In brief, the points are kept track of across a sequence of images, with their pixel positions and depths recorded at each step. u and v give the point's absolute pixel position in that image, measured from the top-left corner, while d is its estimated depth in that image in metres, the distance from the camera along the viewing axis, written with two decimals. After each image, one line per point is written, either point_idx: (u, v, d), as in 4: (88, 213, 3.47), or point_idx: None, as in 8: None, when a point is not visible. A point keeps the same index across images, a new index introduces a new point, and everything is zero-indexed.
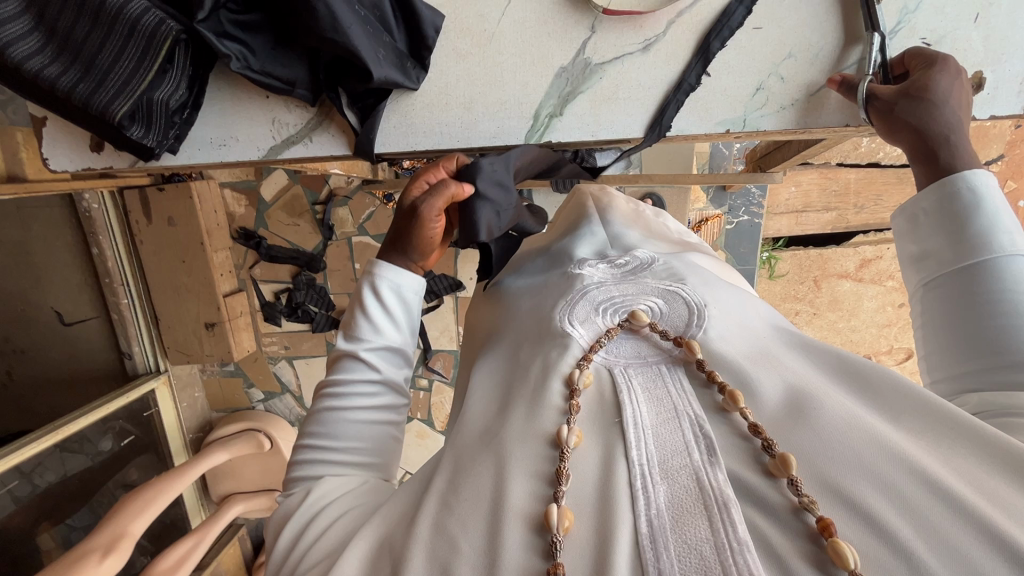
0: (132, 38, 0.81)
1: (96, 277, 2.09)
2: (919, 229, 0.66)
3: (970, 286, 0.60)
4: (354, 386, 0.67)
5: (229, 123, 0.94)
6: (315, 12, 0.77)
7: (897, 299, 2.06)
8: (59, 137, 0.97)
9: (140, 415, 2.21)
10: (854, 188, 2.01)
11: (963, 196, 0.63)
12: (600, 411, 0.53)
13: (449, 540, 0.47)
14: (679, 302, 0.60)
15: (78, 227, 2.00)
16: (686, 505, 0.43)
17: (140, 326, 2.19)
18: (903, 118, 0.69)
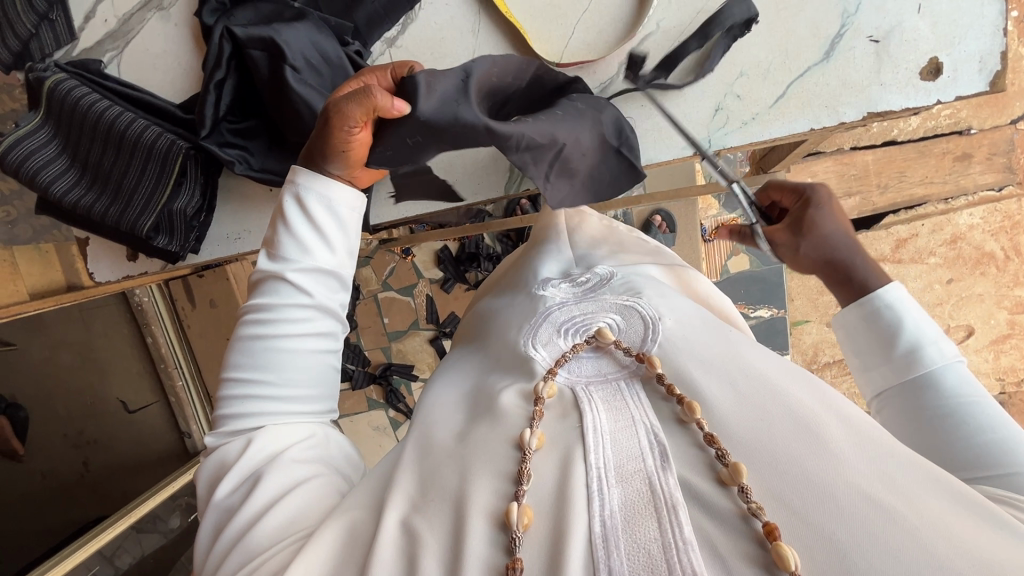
0: (149, 161, 0.92)
1: (152, 364, 2.28)
2: (856, 343, 0.67)
3: (917, 401, 0.61)
4: (282, 311, 0.66)
5: (244, 218, 1.05)
6: (299, 113, 0.87)
7: (943, 275, 1.94)
8: (101, 252, 1.10)
9: None
10: (874, 168, 1.90)
11: (884, 314, 0.65)
12: (562, 417, 0.57)
13: (416, 533, 0.51)
14: (636, 317, 0.65)
15: (133, 320, 2.20)
16: (638, 507, 0.48)
17: (195, 406, 2.34)
18: (809, 254, 0.73)
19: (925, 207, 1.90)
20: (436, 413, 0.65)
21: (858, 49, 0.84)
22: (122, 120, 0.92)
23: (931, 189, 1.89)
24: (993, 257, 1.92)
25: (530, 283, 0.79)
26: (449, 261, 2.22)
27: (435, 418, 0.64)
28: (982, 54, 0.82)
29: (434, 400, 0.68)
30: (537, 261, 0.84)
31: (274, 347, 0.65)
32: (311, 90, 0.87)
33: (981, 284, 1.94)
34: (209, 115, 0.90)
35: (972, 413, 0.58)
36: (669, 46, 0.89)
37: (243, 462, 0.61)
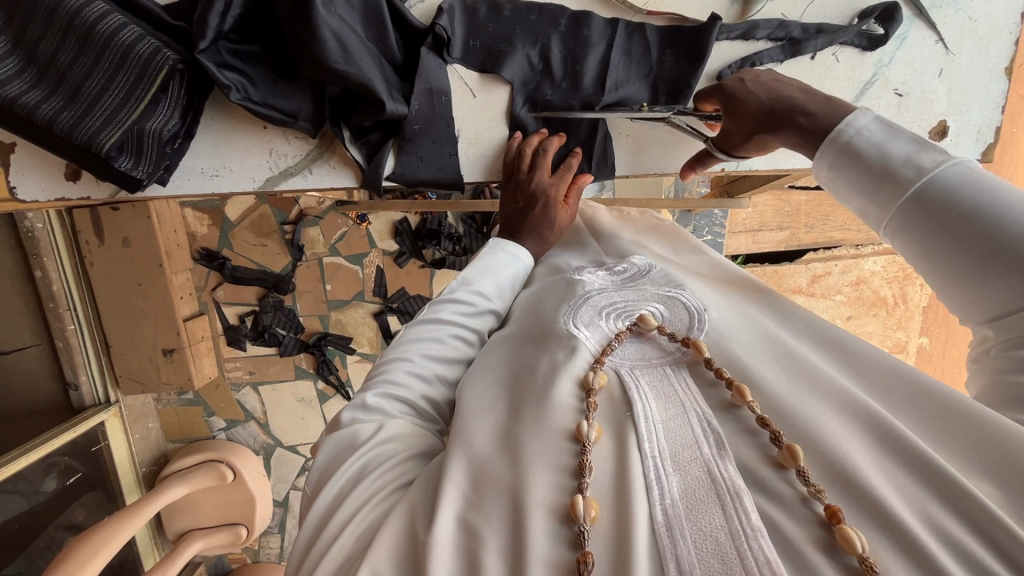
0: (123, 67, 0.77)
1: (40, 302, 1.96)
2: (843, 188, 0.63)
3: (926, 218, 0.57)
4: (457, 329, 0.71)
5: (224, 152, 0.91)
6: (320, 39, 0.75)
7: (845, 312, 2.16)
8: (27, 162, 0.90)
9: (88, 451, 2.08)
10: (804, 210, 2.08)
11: (857, 143, 0.61)
12: (612, 407, 0.57)
13: (471, 531, 0.49)
14: (679, 306, 0.65)
15: (20, 249, 1.87)
16: (699, 495, 0.48)
17: (87, 354, 2.06)
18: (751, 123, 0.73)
19: (842, 249, 2.12)
20: (474, 398, 0.62)
21: (884, 99, 0.90)
22: (92, 9, 0.76)
23: (847, 235, 2.10)
24: (885, 301, 2.17)
25: (561, 270, 0.78)
26: (407, 234, 2.11)
27: (476, 406, 0.61)
28: (981, 126, 0.90)
29: (473, 383, 0.65)
30: (561, 256, 0.83)
31: (439, 351, 0.69)
32: (338, 21, 0.76)
33: (871, 323, 2.17)
34: (212, 26, 0.76)
35: (994, 207, 0.53)
36: (748, 47, 0.88)
37: (371, 445, 0.59)
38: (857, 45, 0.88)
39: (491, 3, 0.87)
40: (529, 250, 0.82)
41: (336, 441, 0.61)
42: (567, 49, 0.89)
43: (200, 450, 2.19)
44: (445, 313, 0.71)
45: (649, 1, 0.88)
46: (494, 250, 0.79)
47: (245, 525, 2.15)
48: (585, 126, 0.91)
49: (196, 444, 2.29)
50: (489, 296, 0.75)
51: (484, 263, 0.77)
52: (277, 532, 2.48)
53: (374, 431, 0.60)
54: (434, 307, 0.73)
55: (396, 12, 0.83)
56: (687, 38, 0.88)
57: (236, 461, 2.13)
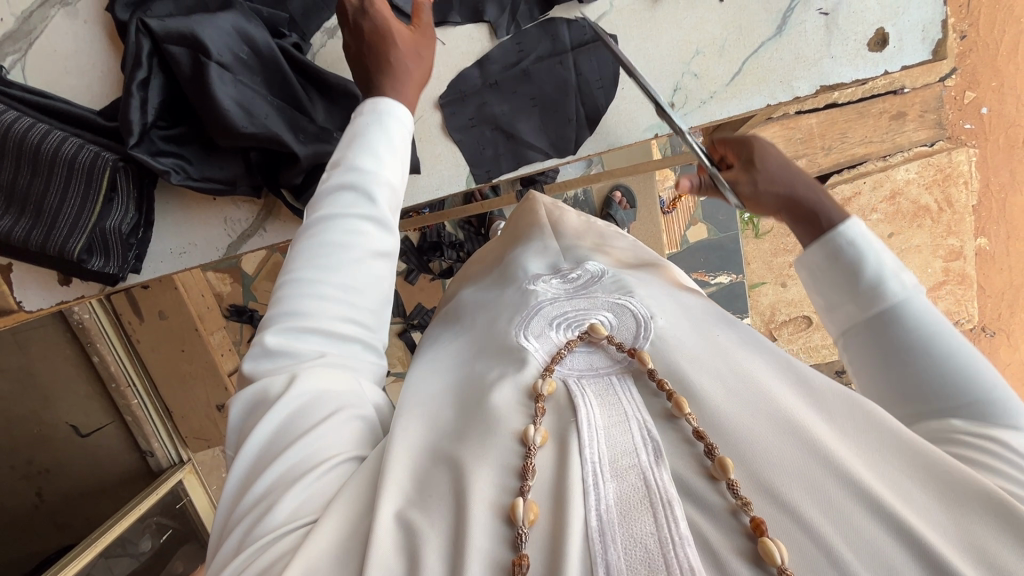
0: (72, 177, 0.84)
1: (102, 384, 2.16)
2: (819, 283, 0.60)
3: (892, 337, 0.54)
4: (337, 221, 0.64)
5: (186, 230, 0.97)
6: (222, 109, 0.79)
7: (884, 231, 1.92)
8: (26, 277, 0.99)
9: (173, 508, 2.26)
10: (818, 132, 1.87)
11: (846, 251, 0.58)
12: (559, 411, 0.56)
13: (410, 530, 0.48)
14: (627, 315, 0.64)
15: (75, 340, 2.06)
16: (633, 503, 0.46)
17: (154, 423, 2.25)
18: (769, 191, 0.67)
19: (864, 166, 1.88)
20: (423, 403, 0.62)
21: (809, 22, 0.85)
22: (35, 133, 0.83)
23: (870, 148, 1.87)
24: (928, 210, 1.90)
25: (518, 277, 0.78)
26: (411, 251, 2.13)
27: (418, 409, 0.60)
28: (924, 24, 0.83)
29: (420, 389, 0.64)
30: (523, 255, 0.83)
31: (324, 256, 0.62)
32: (236, 91, 0.80)
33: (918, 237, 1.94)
34: (137, 121, 0.81)
35: (949, 348, 0.52)
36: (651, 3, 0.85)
37: (285, 403, 0.55)
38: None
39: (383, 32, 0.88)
40: (396, 102, 0.71)
41: (249, 402, 0.58)
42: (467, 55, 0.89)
43: None
44: (326, 211, 0.65)
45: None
46: (363, 118, 0.70)
47: None
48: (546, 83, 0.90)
49: None
50: (368, 168, 0.66)
51: (352, 135, 0.68)
52: None
53: (286, 385, 0.56)
54: (317, 211, 0.66)
55: (298, 65, 0.86)
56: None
57: None
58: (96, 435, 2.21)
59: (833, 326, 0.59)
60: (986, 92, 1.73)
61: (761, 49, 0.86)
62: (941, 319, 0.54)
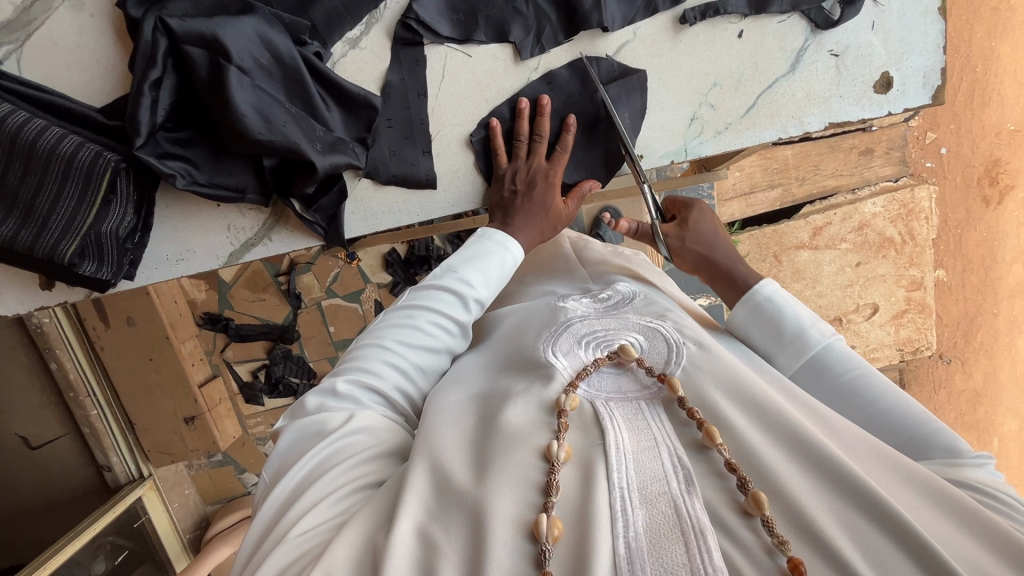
0: (69, 176, 0.79)
1: (59, 394, 2.03)
2: (751, 336, 0.73)
3: (828, 375, 0.67)
4: (432, 312, 0.74)
5: (186, 236, 0.93)
6: (240, 115, 0.77)
7: (854, 259, 1.97)
8: (4, 279, 0.93)
9: (130, 527, 2.13)
10: (793, 163, 1.94)
11: (766, 307, 0.71)
12: (585, 431, 0.58)
13: (429, 541, 0.51)
14: (659, 338, 0.66)
15: (32, 346, 1.93)
16: (664, 530, 0.48)
17: (114, 436, 2.13)
18: (692, 248, 0.83)
19: (837, 197, 1.94)
20: (449, 421, 0.62)
21: (821, 62, 0.88)
22: (30, 127, 0.78)
23: (841, 181, 1.95)
24: (892, 241, 1.96)
25: (550, 296, 0.79)
26: (398, 263, 2.11)
27: (443, 427, 0.61)
28: (925, 70, 0.88)
29: (443, 404, 0.66)
30: (549, 284, 0.85)
31: (418, 338, 0.72)
32: (254, 96, 0.78)
33: (883, 265, 1.97)
34: (145, 121, 0.77)
35: (868, 382, 0.65)
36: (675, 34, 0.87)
37: (340, 436, 0.62)
38: (810, 20, 0.86)
39: (407, 44, 0.87)
40: (519, 244, 0.82)
41: (303, 423, 0.65)
42: (490, 74, 0.89)
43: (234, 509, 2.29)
44: (427, 299, 0.74)
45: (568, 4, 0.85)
46: (484, 240, 0.81)
47: None
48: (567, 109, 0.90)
49: (235, 502, 2.36)
50: (473, 284, 0.76)
51: (472, 251, 0.79)
52: None
53: (345, 419, 0.64)
54: (417, 293, 0.77)
55: (319, 73, 0.83)
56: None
57: None
58: (49, 447, 2.07)
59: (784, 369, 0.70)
60: (946, 133, 1.89)
61: (775, 84, 0.89)
62: (859, 361, 0.67)
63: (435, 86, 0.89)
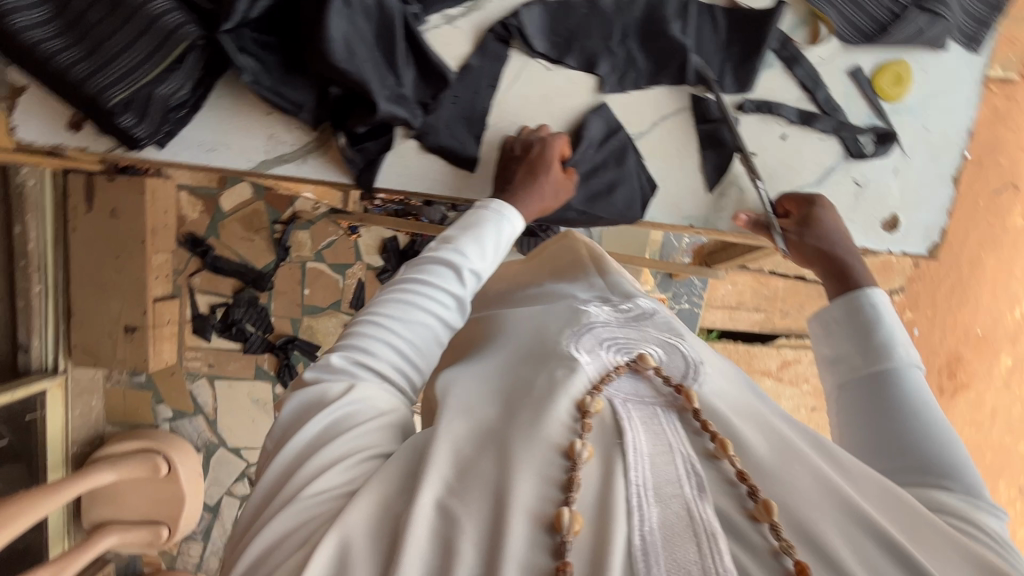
0: (146, 33, 0.82)
1: (11, 259, 1.96)
2: (831, 335, 0.77)
3: (888, 390, 0.70)
4: (427, 289, 0.72)
5: (224, 130, 0.94)
6: (328, 39, 0.81)
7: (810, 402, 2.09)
8: (38, 108, 0.93)
9: (21, 418, 2.04)
10: (782, 296, 2.05)
11: (867, 309, 0.76)
12: (602, 431, 0.60)
13: (452, 515, 0.53)
14: (677, 353, 0.69)
15: (5, 203, 1.89)
16: (676, 530, 0.51)
17: (46, 319, 2.05)
18: (816, 245, 0.87)
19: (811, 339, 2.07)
20: (471, 396, 0.65)
21: (843, 186, 0.97)
22: None
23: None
24: None
25: (568, 297, 0.81)
26: (394, 253, 2.13)
27: (466, 406, 0.63)
28: (928, 225, 0.98)
29: (465, 377, 0.68)
30: (568, 288, 0.85)
31: (412, 313, 0.70)
32: (348, 25, 0.82)
33: None
34: (240, 12, 0.81)
35: (930, 411, 0.68)
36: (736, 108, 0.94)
37: (342, 406, 0.62)
38: (846, 147, 0.96)
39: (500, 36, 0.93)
40: (517, 213, 0.82)
41: (303, 396, 0.65)
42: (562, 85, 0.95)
43: (133, 437, 2.20)
44: (421, 277, 0.73)
45: (648, 52, 0.93)
46: (482, 212, 0.81)
47: (167, 525, 2.18)
48: (615, 145, 0.95)
49: (137, 431, 2.26)
50: (468, 260, 0.75)
51: (466, 226, 0.79)
52: (200, 538, 2.40)
53: (343, 391, 0.63)
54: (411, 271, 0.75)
55: (409, 31, 0.89)
56: (751, 29, 0.91)
57: (174, 455, 2.15)
58: None
59: (839, 375, 0.75)
60: (922, 316, 1.98)
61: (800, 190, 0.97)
62: (925, 389, 0.70)
63: (508, 79, 0.95)
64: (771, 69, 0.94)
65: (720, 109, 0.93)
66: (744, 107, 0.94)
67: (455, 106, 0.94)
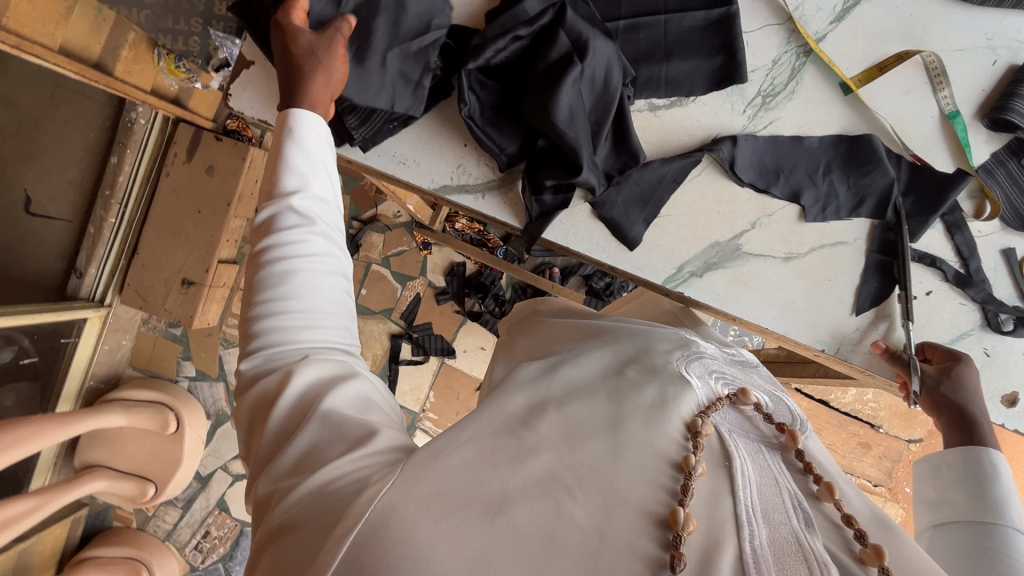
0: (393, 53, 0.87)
1: (95, 184, 1.90)
2: (938, 477, 0.77)
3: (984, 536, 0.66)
4: (299, 256, 0.65)
5: (420, 150, 1.00)
6: (555, 102, 0.86)
7: None
8: (255, 84, 0.99)
9: (54, 340, 1.94)
10: (803, 414, 2.08)
11: (986, 465, 0.76)
12: (713, 453, 0.56)
13: (557, 491, 0.48)
14: (783, 406, 0.67)
15: (110, 132, 1.85)
16: (788, 554, 0.47)
17: (110, 251, 1.97)
18: (947, 394, 0.91)
19: None
20: (572, 382, 0.61)
21: (974, 352, 1.01)
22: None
23: (833, 456, 2.07)
24: None
25: (669, 325, 0.79)
26: (458, 277, 2.14)
27: (572, 393, 0.59)
28: None
29: (571, 365, 0.64)
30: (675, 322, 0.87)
31: (307, 283, 0.64)
32: (574, 95, 0.88)
33: None
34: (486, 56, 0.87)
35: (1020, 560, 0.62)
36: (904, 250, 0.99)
37: (304, 398, 0.57)
38: (985, 318, 1.00)
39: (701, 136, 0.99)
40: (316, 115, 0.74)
41: (248, 399, 0.60)
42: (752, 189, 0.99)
43: (151, 387, 2.15)
44: (287, 249, 0.64)
45: (837, 180, 0.98)
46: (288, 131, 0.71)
47: (155, 484, 2.09)
48: (772, 259, 1.01)
49: (155, 381, 2.23)
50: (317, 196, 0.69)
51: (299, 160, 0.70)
52: (180, 506, 2.30)
53: (284, 376, 0.59)
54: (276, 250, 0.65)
55: (620, 110, 0.94)
56: (932, 186, 0.98)
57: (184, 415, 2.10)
58: (41, 223, 1.87)
59: (935, 520, 0.74)
60: None
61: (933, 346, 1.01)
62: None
63: (699, 171, 0.99)
64: (932, 229, 1.00)
65: (887, 248, 0.99)
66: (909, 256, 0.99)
67: (639, 179, 0.98)
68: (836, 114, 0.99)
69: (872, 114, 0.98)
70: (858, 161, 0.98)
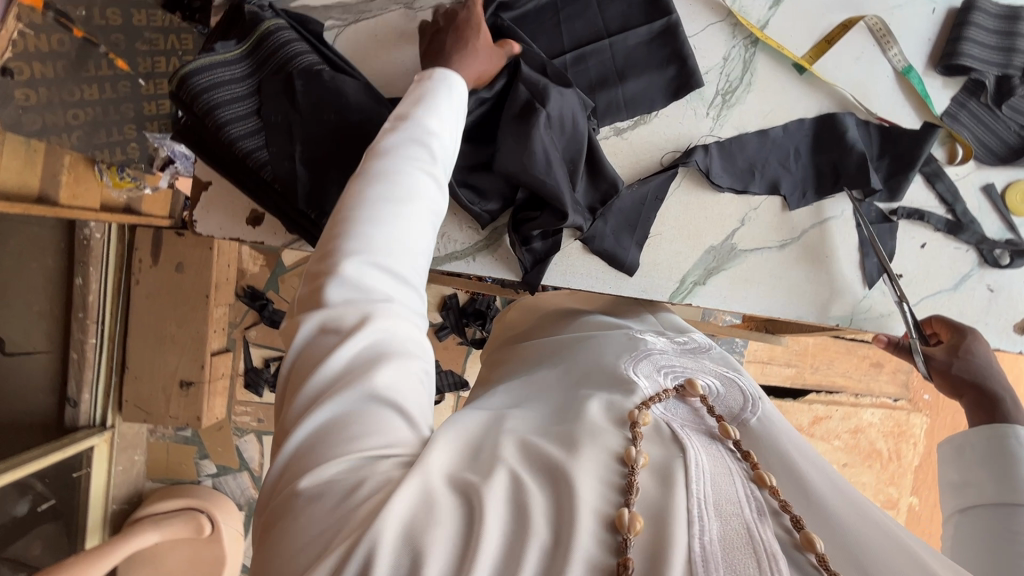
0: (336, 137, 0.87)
1: (67, 307, 1.74)
2: (963, 459, 0.75)
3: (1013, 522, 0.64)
4: (405, 186, 0.61)
5: None
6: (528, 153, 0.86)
7: (841, 458, 2.11)
8: (219, 203, 0.96)
9: (67, 477, 1.84)
10: (811, 350, 2.07)
11: (1014, 444, 0.73)
12: (658, 444, 0.55)
13: (522, 498, 0.46)
14: (733, 388, 0.66)
15: (67, 253, 1.69)
16: (735, 545, 0.46)
17: (98, 372, 1.81)
18: (959, 372, 0.90)
19: (841, 395, 2.08)
20: (512, 408, 0.61)
21: (978, 291, 1.04)
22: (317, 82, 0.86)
23: (848, 382, 2.08)
24: (880, 454, 2.13)
25: (623, 329, 0.81)
26: (454, 310, 2.10)
27: (517, 415, 0.59)
28: None
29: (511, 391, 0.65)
30: (614, 319, 0.88)
31: (406, 216, 0.59)
32: (547, 139, 0.87)
33: (869, 475, 2.13)
34: None
35: None
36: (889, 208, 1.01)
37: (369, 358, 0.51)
38: (981, 256, 1.03)
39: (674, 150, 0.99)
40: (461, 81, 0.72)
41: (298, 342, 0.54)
42: (735, 188, 0.99)
43: (178, 494, 2.03)
44: (395, 166, 0.61)
45: (811, 163, 1.00)
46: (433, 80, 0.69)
47: None
48: (767, 250, 1.02)
49: (178, 488, 2.09)
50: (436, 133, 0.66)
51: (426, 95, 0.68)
52: None
53: (361, 316, 0.53)
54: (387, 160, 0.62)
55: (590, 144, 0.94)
56: (901, 145, 0.99)
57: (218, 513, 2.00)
58: (20, 360, 1.74)
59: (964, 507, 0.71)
60: None
61: (940, 294, 1.03)
62: None
63: (677, 183, 0.99)
64: (913, 184, 1.01)
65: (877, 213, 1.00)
66: (898, 214, 1.01)
67: (620, 206, 0.98)
68: (797, 97, 0.99)
69: (830, 87, 0.99)
70: (829, 137, 0.99)
